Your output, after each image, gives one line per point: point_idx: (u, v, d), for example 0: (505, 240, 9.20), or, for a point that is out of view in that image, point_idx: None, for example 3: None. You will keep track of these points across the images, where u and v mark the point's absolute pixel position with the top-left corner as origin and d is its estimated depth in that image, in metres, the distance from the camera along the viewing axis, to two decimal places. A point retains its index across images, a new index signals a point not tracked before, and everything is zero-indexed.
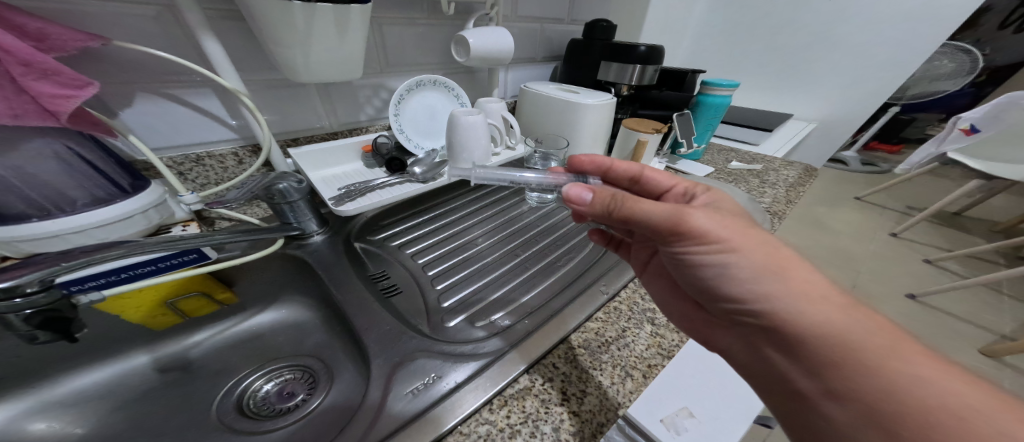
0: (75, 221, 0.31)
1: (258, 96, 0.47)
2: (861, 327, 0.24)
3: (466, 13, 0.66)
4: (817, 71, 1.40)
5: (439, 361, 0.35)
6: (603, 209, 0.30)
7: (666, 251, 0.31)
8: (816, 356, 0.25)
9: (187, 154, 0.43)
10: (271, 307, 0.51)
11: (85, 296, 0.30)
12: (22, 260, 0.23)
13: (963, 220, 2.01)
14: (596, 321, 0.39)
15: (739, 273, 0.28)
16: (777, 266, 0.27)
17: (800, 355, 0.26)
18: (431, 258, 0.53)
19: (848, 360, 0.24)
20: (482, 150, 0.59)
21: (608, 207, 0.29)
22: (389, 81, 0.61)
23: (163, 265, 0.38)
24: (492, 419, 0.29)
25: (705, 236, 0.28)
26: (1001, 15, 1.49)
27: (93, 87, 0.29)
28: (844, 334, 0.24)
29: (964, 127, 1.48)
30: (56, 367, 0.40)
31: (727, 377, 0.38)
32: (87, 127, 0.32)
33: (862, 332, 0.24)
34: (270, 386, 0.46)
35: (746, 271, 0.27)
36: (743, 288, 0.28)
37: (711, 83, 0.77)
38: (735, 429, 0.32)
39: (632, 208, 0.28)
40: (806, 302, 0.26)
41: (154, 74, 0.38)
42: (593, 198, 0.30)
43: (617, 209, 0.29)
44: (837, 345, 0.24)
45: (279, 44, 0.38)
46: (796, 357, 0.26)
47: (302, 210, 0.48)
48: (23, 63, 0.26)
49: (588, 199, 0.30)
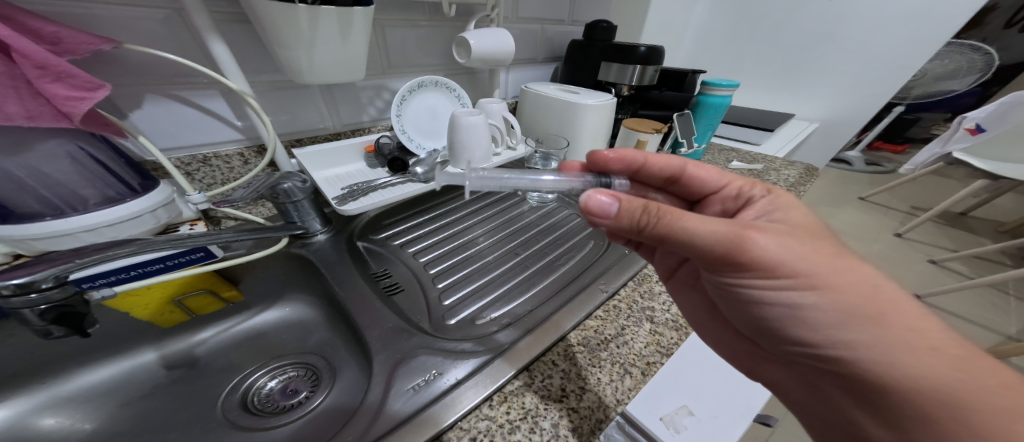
0: (86, 220, 0.32)
1: (263, 97, 0.48)
2: (943, 372, 0.24)
3: (468, 15, 0.67)
4: (820, 70, 1.40)
5: (439, 358, 0.35)
6: (629, 223, 0.28)
7: (725, 281, 0.30)
8: (896, 399, 0.25)
9: (194, 154, 0.44)
10: (275, 305, 0.52)
11: (96, 293, 0.31)
12: (39, 257, 0.24)
13: (969, 220, 2.00)
14: (595, 320, 0.40)
15: (818, 316, 0.27)
16: (857, 305, 0.26)
17: (874, 395, 0.26)
18: (432, 257, 0.54)
19: (934, 404, 0.24)
20: (483, 150, 0.60)
21: (635, 220, 0.28)
22: (391, 82, 0.62)
23: (171, 263, 0.39)
24: (492, 414, 0.30)
25: (775, 271, 0.27)
26: (1006, 14, 1.48)
27: (105, 89, 0.30)
28: (926, 379, 0.24)
29: (970, 126, 1.49)
30: (66, 363, 0.41)
31: (731, 376, 0.38)
32: (99, 128, 0.33)
33: (945, 378, 0.24)
34: (274, 383, 0.47)
35: (826, 316, 0.26)
36: (821, 331, 0.27)
37: (711, 83, 0.77)
38: (733, 429, 0.32)
39: (672, 227, 0.27)
40: (892, 352, 0.25)
41: (162, 76, 0.39)
42: (619, 209, 0.28)
43: (650, 226, 0.27)
44: (920, 391, 0.24)
45: (285, 46, 0.39)
46: (869, 395, 0.26)
47: (306, 210, 0.49)
48: (39, 66, 0.26)
49: (612, 211, 0.28)
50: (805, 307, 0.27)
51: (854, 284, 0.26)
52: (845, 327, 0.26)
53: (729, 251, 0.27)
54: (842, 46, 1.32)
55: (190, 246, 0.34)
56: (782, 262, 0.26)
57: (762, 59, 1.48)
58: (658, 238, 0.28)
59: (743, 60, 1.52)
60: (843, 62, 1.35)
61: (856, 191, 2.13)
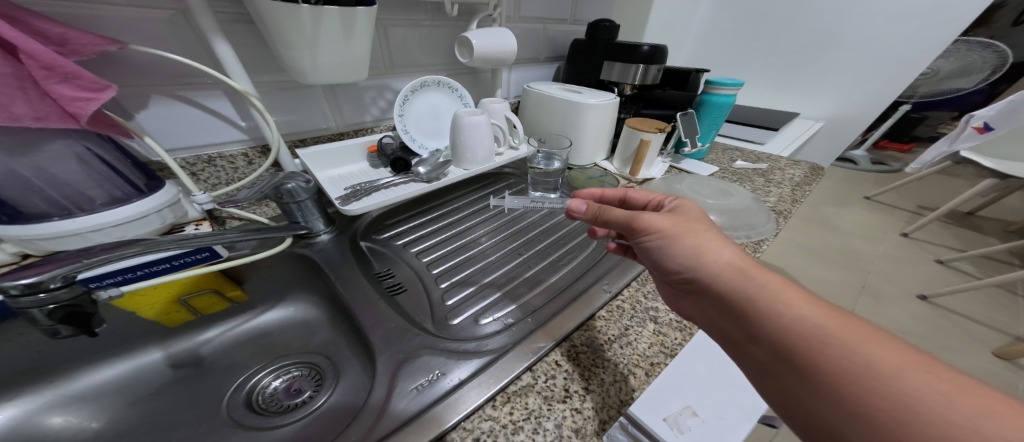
0: (94, 220, 0.32)
1: (267, 98, 0.49)
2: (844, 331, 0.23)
3: (470, 15, 0.67)
4: (825, 69, 1.38)
5: (442, 357, 0.36)
6: (590, 214, 0.36)
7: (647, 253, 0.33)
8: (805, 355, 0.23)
9: (199, 155, 0.45)
10: (279, 305, 0.52)
11: (104, 292, 0.31)
12: (46, 257, 0.24)
13: (977, 220, 1.97)
14: (599, 320, 0.40)
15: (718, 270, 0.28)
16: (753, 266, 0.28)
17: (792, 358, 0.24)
18: (435, 256, 0.54)
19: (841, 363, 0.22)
20: (485, 149, 0.60)
21: (593, 211, 0.36)
22: (394, 82, 0.62)
23: (177, 262, 0.39)
24: (495, 415, 0.30)
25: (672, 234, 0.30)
26: (1015, 11, 1.46)
27: (111, 90, 0.30)
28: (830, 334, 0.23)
29: (978, 125, 1.47)
30: (74, 362, 0.42)
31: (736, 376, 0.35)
32: (103, 128, 0.33)
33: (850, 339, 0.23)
34: (278, 382, 0.47)
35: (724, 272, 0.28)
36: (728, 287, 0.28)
37: (715, 82, 0.77)
38: (737, 431, 0.30)
39: (608, 212, 0.34)
40: (787, 304, 0.25)
41: (167, 77, 0.39)
42: (586, 207, 0.36)
43: (600, 213, 0.35)
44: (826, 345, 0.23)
45: (288, 47, 0.39)
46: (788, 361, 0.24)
47: (309, 210, 0.49)
48: (45, 67, 0.27)
49: (583, 208, 0.37)
50: (672, 251, 0.30)
51: (725, 238, 0.29)
52: (711, 268, 0.28)
53: (630, 225, 0.32)
54: (848, 44, 1.31)
55: (196, 246, 0.34)
56: (661, 228, 0.31)
57: (766, 57, 1.47)
58: (601, 221, 0.35)
59: (747, 59, 1.51)
60: (848, 60, 1.34)
61: (861, 190, 2.11)
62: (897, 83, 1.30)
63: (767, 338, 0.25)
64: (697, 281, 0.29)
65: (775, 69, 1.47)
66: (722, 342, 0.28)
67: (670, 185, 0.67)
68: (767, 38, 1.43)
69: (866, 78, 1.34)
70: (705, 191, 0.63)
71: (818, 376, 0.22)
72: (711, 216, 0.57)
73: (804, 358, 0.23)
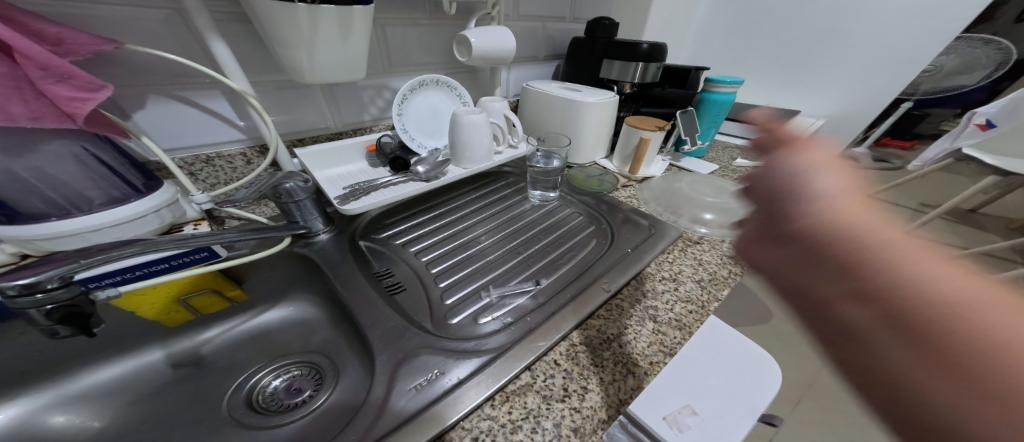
0: (92, 221, 0.32)
1: (264, 97, 0.49)
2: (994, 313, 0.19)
3: (468, 13, 0.66)
4: (826, 67, 1.38)
5: (441, 357, 0.35)
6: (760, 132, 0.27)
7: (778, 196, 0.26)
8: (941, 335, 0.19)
9: (197, 155, 0.45)
10: (278, 304, 0.52)
11: (102, 292, 0.31)
12: (43, 257, 0.24)
13: (979, 217, 1.96)
14: (597, 319, 0.40)
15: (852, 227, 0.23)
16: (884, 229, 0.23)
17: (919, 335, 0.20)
18: (434, 256, 0.54)
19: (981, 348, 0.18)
20: (484, 148, 0.59)
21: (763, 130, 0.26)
22: (392, 81, 0.62)
23: (176, 263, 0.39)
24: (494, 414, 0.30)
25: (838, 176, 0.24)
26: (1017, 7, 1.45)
27: (106, 90, 0.30)
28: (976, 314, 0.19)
29: (979, 121, 1.45)
30: (76, 362, 0.42)
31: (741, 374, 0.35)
32: (102, 129, 0.33)
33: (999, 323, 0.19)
34: (278, 382, 0.47)
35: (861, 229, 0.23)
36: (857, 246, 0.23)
37: (715, 80, 0.77)
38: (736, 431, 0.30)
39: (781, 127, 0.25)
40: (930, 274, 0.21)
41: (164, 76, 0.39)
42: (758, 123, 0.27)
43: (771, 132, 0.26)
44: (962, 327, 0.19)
45: (286, 46, 0.39)
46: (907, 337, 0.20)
47: (308, 210, 0.49)
48: (41, 67, 0.27)
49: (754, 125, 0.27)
50: (823, 192, 0.23)
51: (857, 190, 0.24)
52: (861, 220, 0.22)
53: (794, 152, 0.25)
54: (848, 41, 1.31)
55: (194, 245, 0.34)
56: (839, 161, 0.24)
57: (766, 55, 1.46)
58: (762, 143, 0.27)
59: (748, 57, 1.50)
60: (849, 57, 1.33)
61: None
62: (898, 81, 1.29)
63: (885, 300, 0.21)
64: (831, 230, 0.23)
65: (776, 67, 1.46)
66: (810, 298, 0.24)
67: (670, 183, 0.67)
68: (767, 36, 1.42)
69: (867, 76, 1.34)
70: (704, 190, 0.63)
71: (963, 351, 0.19)
72: (711, 214, 0.57)
73: (933, 327, 0.20)
